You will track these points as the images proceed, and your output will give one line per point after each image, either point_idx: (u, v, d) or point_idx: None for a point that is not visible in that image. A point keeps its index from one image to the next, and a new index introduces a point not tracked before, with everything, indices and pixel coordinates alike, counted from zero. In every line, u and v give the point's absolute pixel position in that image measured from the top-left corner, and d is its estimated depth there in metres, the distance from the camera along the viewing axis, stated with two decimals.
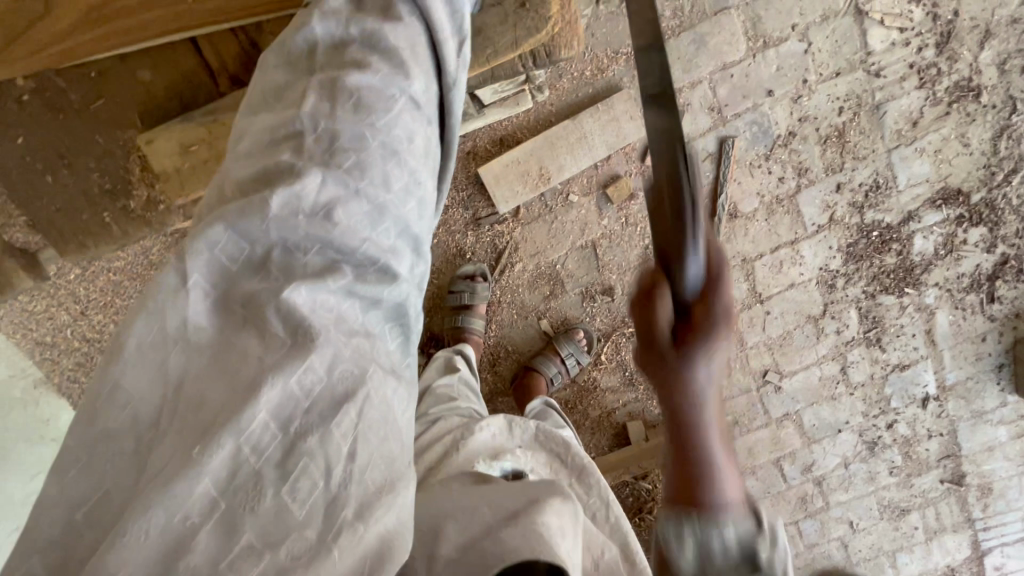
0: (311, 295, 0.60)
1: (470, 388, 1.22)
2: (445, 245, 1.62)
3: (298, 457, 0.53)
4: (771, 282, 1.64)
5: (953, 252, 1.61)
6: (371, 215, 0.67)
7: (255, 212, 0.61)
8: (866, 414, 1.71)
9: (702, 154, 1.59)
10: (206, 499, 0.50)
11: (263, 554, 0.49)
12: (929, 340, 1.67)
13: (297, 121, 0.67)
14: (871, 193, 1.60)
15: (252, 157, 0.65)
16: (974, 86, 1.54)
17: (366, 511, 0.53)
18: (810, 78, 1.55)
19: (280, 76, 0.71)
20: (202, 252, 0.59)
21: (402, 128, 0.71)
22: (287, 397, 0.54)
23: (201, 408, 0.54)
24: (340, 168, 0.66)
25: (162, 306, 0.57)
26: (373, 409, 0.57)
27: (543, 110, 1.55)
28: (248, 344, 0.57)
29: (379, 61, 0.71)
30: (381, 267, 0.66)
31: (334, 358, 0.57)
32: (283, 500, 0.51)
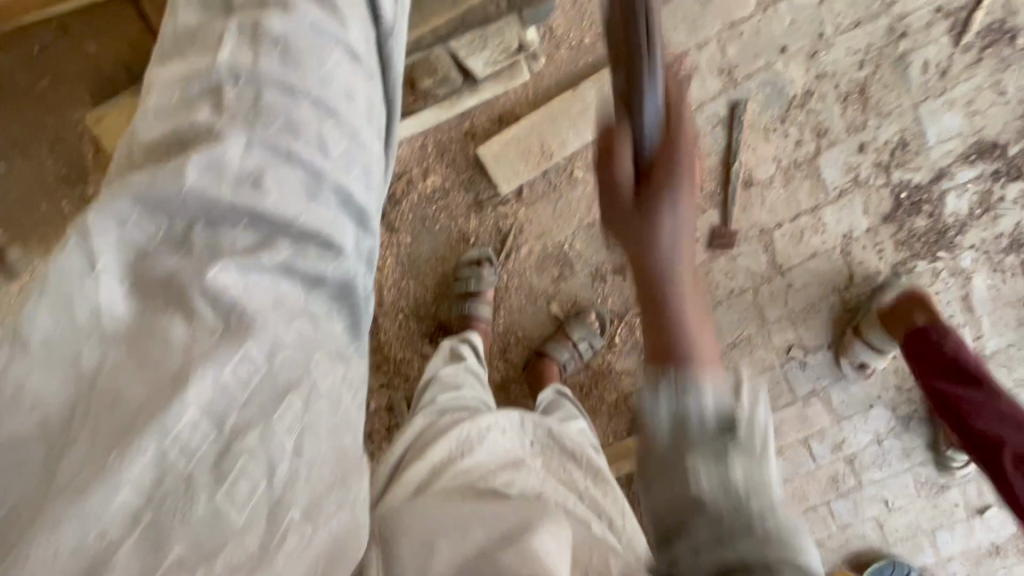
0: (242, 274, 0.54)
1: (478, 378, 1.18)
2: (448, 230, 1.56)
3: (235, 457, 0.47)
4: (792, 252, 1.55)
5: (989, 211, 1.50)
6: (307, 183, 0.60)
7: (170, 182, 0.54)
8: (898, 387, 1.62)
9: (713, 120, 1.50)
10: (127, 512, 0.43)
11: (196, 567, 0.43)
12: (966, 306, 1.56)
13: (212, 74, 0.60)
14: (896, 151, 1.49)
15: (170, 130, 0.58)
16: (1008, 29, 1.43)
17: (315, 509, 0.49)
18: (827, 31, 1.45)
19: (195, 21, 0.63)
20: (112, 229, 0.52)
21: (338, 85, 0.63)
22: (219, 392, 0.48)
23: (119, 406, 0.46)
24: (266, 128, 0.59)
25: (68, 294, 0.48)
26: (321, 397, 0.53)
27: (543, 84, 1.49)
28: (174, 331, 0.49)
29: (307, 5, 0.63)
30: (323, 240, 0.60)
31: (274, 344, 0.52)
32: (219, 506, 0.45)
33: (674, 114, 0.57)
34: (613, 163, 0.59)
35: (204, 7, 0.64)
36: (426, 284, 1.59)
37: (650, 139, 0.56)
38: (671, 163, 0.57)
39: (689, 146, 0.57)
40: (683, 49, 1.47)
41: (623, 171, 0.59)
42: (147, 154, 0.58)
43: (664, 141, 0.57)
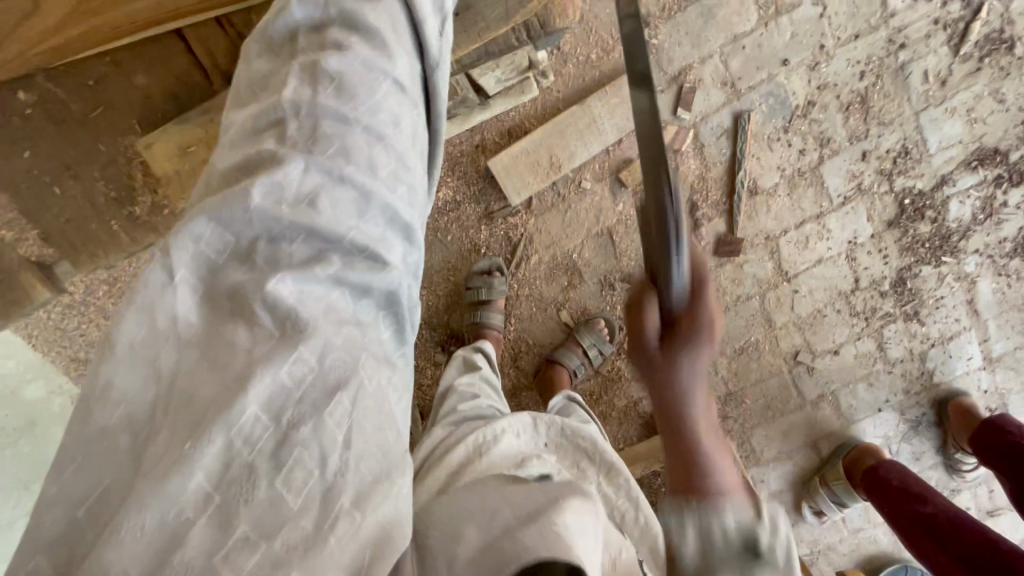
0: (297, 285, 0.59)
1: (493, 386, 1.21)
2: (459, 241, 1.60)
3: (292, 447, 0.51)
4: (798, 259, 1.58)
5: (992, 216, 1.53)
6: (358, 203, 0.65)
7: (236, 203, 0.60)
8: (908, 391, 1.63)
9: (717, 130, 1.53)
10: (201, 493, 0.48)
11: (258, 545, 0.47)
12: (971, 310, 1.59)
13: (278, 108, 0.67)
14: (898, 159, 1.52)
15: (238, 159, 0.64)
16: (1007, 38, 1.46)
17: (363, 500, 0.51)
18: (827, 43, 1.49)
19: (262, 64, 0.71)
20: (188, 250, 0.59)
21: (387, 112, 0.70)
22: (278, 388, 0.53)
23: (192, 404, 0.52)
24: (324, 153, 0.65)
25: (147, 304, 0.56)
26: (367, 396, 0.57)
27: (550, 98, 1.53)
28: (238, 336, 0.56)
29: (358, 41, 0.70)
30: (370, 255, 0.65)
31: (325, 347, 0.57)
32: (278, 491, 0.49)
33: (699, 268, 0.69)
34: (644, 320, 0.69)
35: (269, 50, 0.72)
36: (438, 294, 1.63)
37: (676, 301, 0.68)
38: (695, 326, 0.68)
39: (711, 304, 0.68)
40: (687, 62, 1.51)
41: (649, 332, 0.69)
42: (222, 181, 0.65)
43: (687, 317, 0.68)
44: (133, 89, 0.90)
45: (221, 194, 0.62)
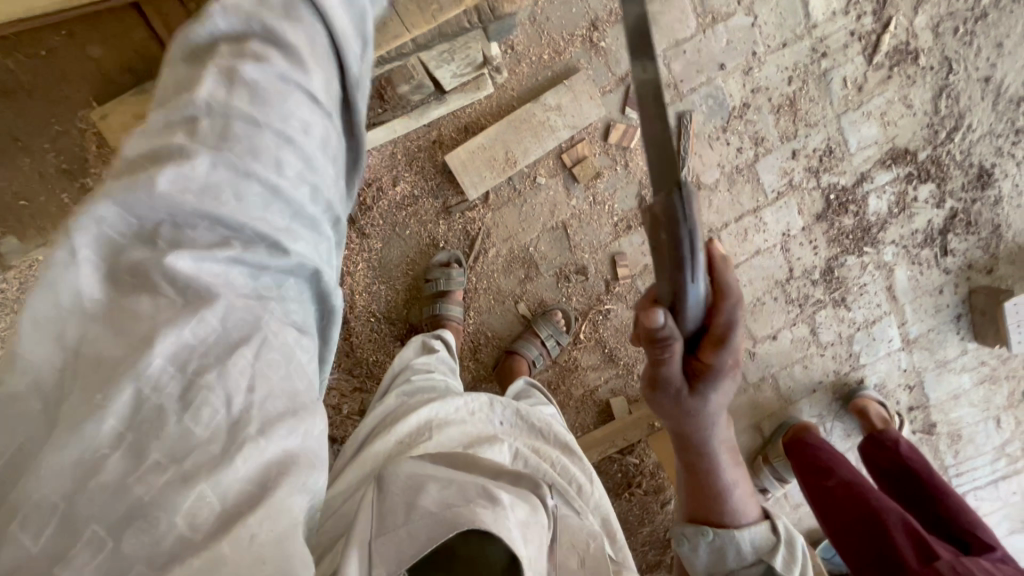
0: (197, 262, 0.60)
1: (449, 367, 1.25)
2: (418, 236, 1.63)
3: (197, 390, 0.54)
4: (738, 250, 1.69)
5: (905, 209, 1.69)
6: (264, 196, 0.65)
7: (142, 190, 0.59)
8: (837, 372, 1.77)
9: (663, 130, 1.63)
10: (113, 434, 0.50)
11: (168, 467, 0.50)
12: (890, 296, 1.75)
13: (192, 107, 0.63)
14: (824, 157, 1.66)
15: (147, 149, 0.61)
16: (912, 50, 1.62)
17: (268, 429, 0.56)
18: (759, 50, 1.61)
19: (183, 70, 0.67)
20: (92, 235, 0.57)
21: (298, 120, 0.68)
22: (180, 347, 0.55)
23: (100, 363, 0.53)
24: (233, 151, 0.63)
25: (55, 283, 0.55)
26: (270, 351, 0.61)
27: (505, 96, 1.58)
28: (141, 306, 0.56)
29: (275, 55, 0.68)
30: (273, 242, 0.66)
31: (227, 310, 0.60)
32: (187, 426, 0.52)
33: (723, 316, 0.75)
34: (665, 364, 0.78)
35: (190, 59, 0.67)
36: (397, 289, 1.64)
37: (696, 329, 0.76)
38: (716, 368, 0.81)
39: (736, 342, 0.78)
40: (633, 65, 1.60)
41: (671, 371, 0.80)
42: (125, 167, 0.61)
43: (710, 353, 0.79)
44: (90, 62, 0.94)
45: (134, 179, 0.60)
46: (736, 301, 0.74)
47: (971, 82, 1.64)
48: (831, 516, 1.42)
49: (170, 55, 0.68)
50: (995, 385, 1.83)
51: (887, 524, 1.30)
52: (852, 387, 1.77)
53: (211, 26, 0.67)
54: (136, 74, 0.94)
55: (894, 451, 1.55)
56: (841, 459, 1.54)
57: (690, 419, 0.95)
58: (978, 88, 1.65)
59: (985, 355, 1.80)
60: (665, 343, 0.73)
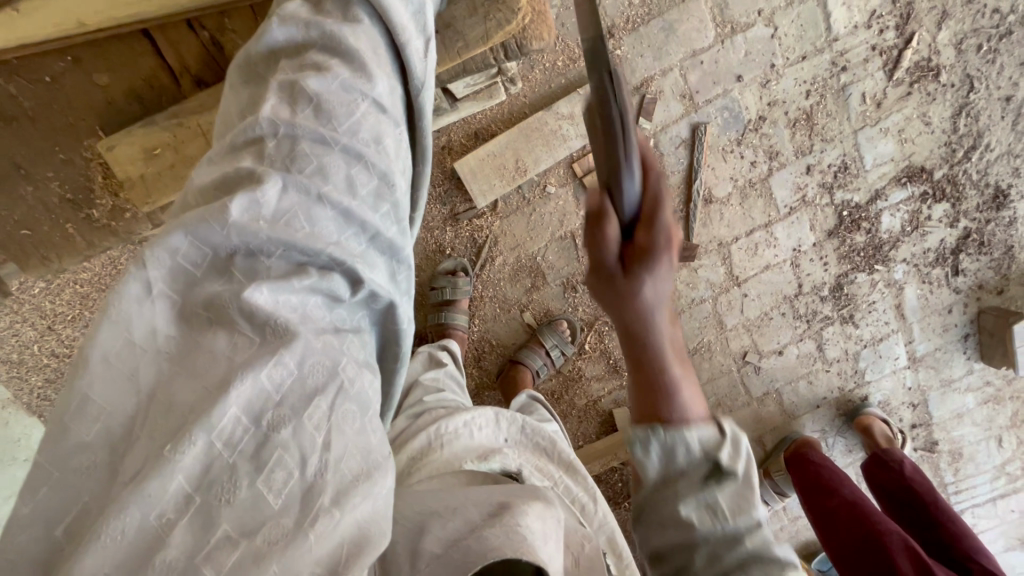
0: (273, 294, 0.55)
1: (457, 382, 1.23)
2: (424, 242, 1.60)
3: (272, 449, 0.48)
4: (747, 265, 1.67)
5: (919, 228, 1.67)
6: (338, 221, 0.62)
7: (215, 220, 0.55)
8: (842, 389, 1.76)
9: (676, 141, 1.60)
10: (181, 494, 0.45)
11: (239, 542, 0.44)
12: (899, 314, 1.73)
13: (255, 126, 0.62)
14: (839, 173, 1.64)
15: (215, 177, 0.60)
16: (934, 66, 1.59)
17: (343, 496, 0.48)
18: (777, 62, 1.57)
19: (243, 92, 0.67)
20: (162, 262, 0.54)
21: (366, 132, 0.66)
22: (257, 394, 0.50)
23: (171, 411, 0.48)
24: (301, 172, 0.61)
25: (125, 319, 0.51)
26: (347, 401, 0.53)
27: (517, 103, 1.55)
28: (217, 344, 0.52)
29: (338, 64, 0.66)
30: (348, 270, 0.61)
31: (305, 353, 0.53)
32: (259, 491, 0.46)
33: (653, 181, 0.63)
34: (602, 235, 0.62)
35: (252, 76, 0.68)
36: None
37: (631, 204, 0.62)
38: (655, 246, 0.61)
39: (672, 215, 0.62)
40: (648, 74, 1.57)
41: (606, 245, 0.62)
42: (198, 199, 0.60)
43: (644, 229, 0.61)
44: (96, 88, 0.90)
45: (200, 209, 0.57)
46: (661, 169, 0.63)
47: (991, 101, 1.61)
48: (832, 536, 1.40)
49: (230, 78, 0.70)
50: (999, 405, 1.82)
51: (888, 548, 1.27)
52: (855, 404, 1.76)
53: (270, 36, 0.67)
54: (145, 103, 0.92)
55: (895, 471, 1.56)
56: (843, 478, 1.53)
57: (634, 315, 0.61)
58: (999, 107, 1.62)
59: (991, 375, 1.79)
60: (596, 217, 0.62)
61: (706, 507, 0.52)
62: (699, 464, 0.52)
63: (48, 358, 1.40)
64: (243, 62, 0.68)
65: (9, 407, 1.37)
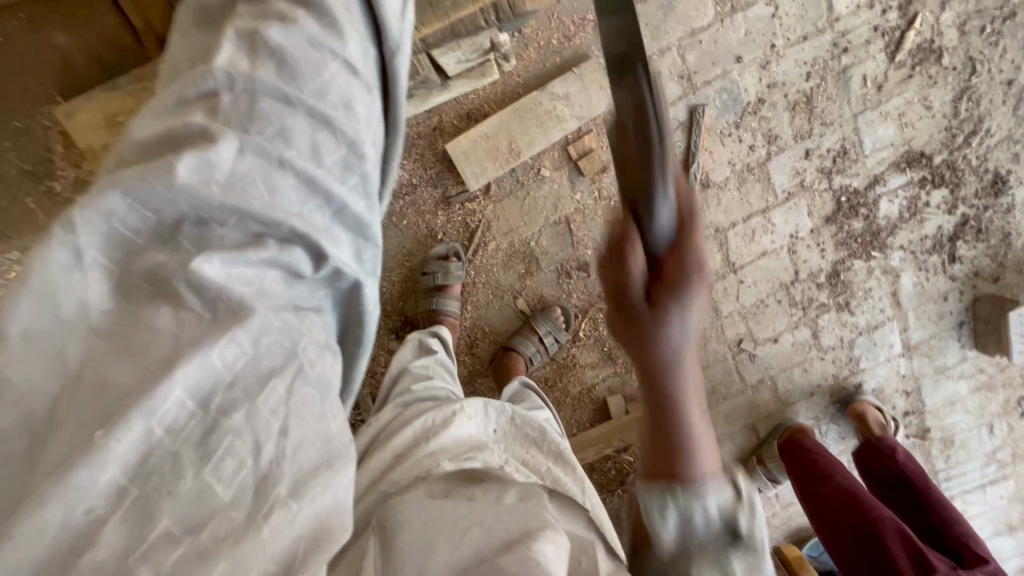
0: (227, 267, 0.53)
1: (447, 370, 1.20)
2: (415, 226, 1.56)
3: (220, 437, 0.45)
4: (744, 251, 1.65)
5: (917, 214, 1.65)
6: (301, 189, 0.60)
7: (157, 180, 0.52)
8: (836, 376, 1.75)
9: (673, 124, 1.57)
10: (113, 487, 0.40)
11: (181, 540, 0.40)
12: (894, 302, 1.72)
13: (208, 79, 0.58)
14: (838, 158, 1.61)
15: (159, 130, 0.55)
16: (936, 48, 1.56)
17: (301, 488, 0.46)
18: (778, 43, 1.54)
19: (194, 37, 0.63)
20: (99, 228, 0.49)
21: (334, 94, 0.63)
22: (206, 373, 0.46)
23: (106, 392, 0.44)
24: (261, 134, 0.58)
25: (50, 287, 0.46)
26: (305, 384, 0.52)
27: (511, 82, 1.50)
28: (161, 320, 0.48)
29: (305, 18, 0.63)
30: (309, 242, 0.60)
31: (262, 329, 0.51)
32: (205, 483, 0.43)
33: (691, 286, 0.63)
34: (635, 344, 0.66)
35: (206, 22, 0.63)
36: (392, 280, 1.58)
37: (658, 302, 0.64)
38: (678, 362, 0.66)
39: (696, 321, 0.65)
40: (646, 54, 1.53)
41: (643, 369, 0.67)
42: (136, 152, 0.54)
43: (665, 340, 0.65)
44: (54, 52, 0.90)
45: (142, 165, 0.53)
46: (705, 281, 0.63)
47: (993, 85, 1.59)
48: (824, 522, 1.41)
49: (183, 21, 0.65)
50: (992, 393, 1.82)
51: (881, 531, 1.29)
52: (849, 391, 1.75)
53: None
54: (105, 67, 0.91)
55: (891, 458, 1.54)
56: (836, 464, 1.52)
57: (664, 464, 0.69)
58: (1000, 91, 1.59)
59: (984, 363, 1.79)
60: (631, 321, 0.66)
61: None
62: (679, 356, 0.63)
63: None
64: (199, 8, 0.64)
65: None
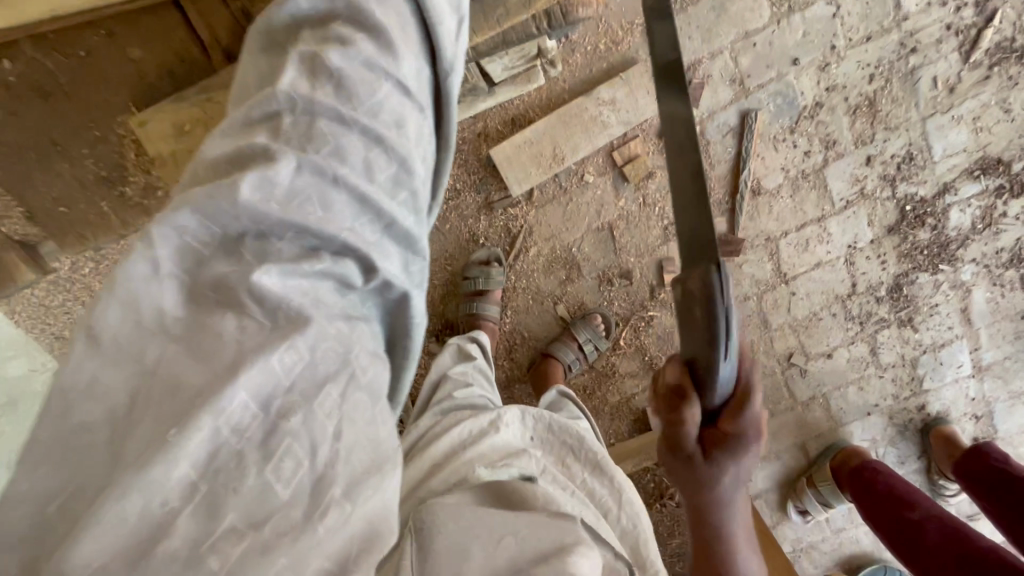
0: (283, 277, 0.53)
1: (486, 376, 1.21)
2: (457, 231, 1.58)
3: (281, 437, 0.46)
4: (796, 261, 1.57)
5: (991, 226, 1.53)
6: (353, 206, 0.61)
7: (222, 198, 0.53)
8: (897, 396, 1.64)
9: (723, 129, 1.51)
10: (185, 483, 0.42)
11: (245, 534, 0.42)
12: (964, 318, 1.60)
13: (272, 100, 0.61)
14: (903, 165, 1.52)
15: (228, 149, 0.58)
16: (1017, 47, 1.46)
17: (355, 488, 0.47)
18: (838, 44, 1.47)
19: (264, 64, 0.66)
20: (169, 236, 0.51)
21: (389, 113, 0.65)
22: (268, 375, 0.47)
23: (178, 390, 0.45)
24: (317, 152, 0.59)
25: (127, 289, 0.48)
26: (358, 390, 0.52)
27: (557, 88, 1.50)
28: (226, 325, 0.49)
29: (363, 39, 0.65)
30: (362, 257, 0.60)
31: (319, 334, 0.52)
32: (267, 480, 0.44)
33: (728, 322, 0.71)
34: (682, 271, 0.67)
35: (270, 47, 0.68)
36: (434, 284, 1.61)
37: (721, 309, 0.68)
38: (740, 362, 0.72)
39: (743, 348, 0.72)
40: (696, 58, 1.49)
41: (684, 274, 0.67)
42: (207, 171, 0.57)
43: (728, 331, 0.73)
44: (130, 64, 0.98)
45: (209, 187, 0.54)
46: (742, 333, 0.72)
47: None
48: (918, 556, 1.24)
49: (252, 52, 0.69)
50: None
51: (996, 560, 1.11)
52: (909, 413, 1.64)
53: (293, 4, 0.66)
54: (176, 79, 1.00)
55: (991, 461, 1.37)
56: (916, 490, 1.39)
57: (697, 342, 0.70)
58: None
59: None
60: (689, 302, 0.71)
61: None
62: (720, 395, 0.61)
63: None
64: (268, 34, 0.68)
65: None
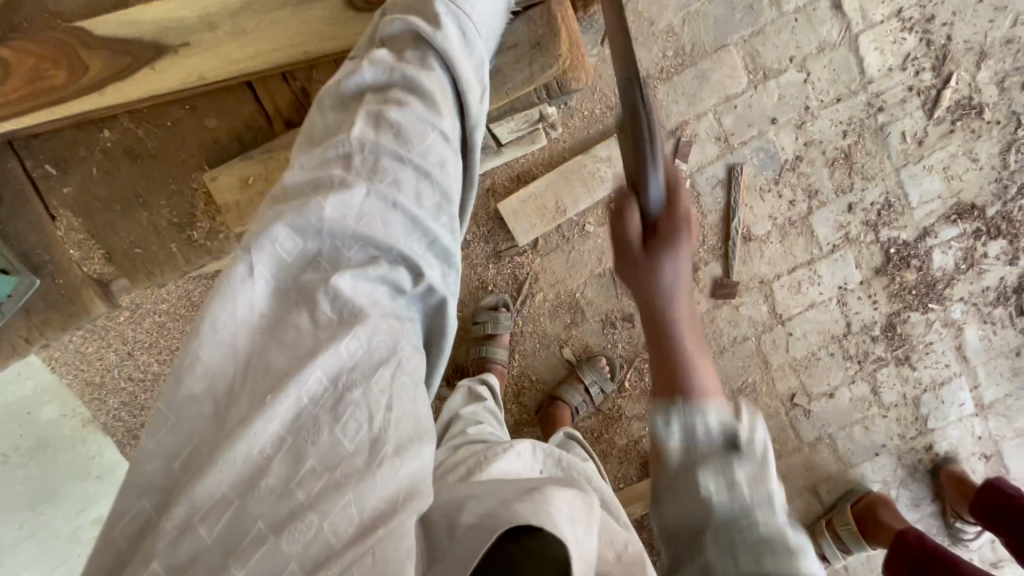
0: (354, 280, 0.67)
1: (496, 416, 1.26)
2: (467, 278, 1.68)
3: (347, 405, 0.60)
4: (791, 303, 1.65)
5: (974, 266, 1.62)
6: (407, 225, 0.72)
7: (310, 213, 0.67)
8: (903, 436, 1.66)
9: (712, 181, 1.64)
10: (276, 436, 0.57)
11: (322, 475, 0.56)
12: (960, 356, 1.65)
13: (345, 144, 0.73)
14: (883, 212, 1.63)
15: (310, 179, 0.71)
16: (976, 104, 1.60)
17: (402, 450, 0.59)
18: (812, 104, 1.62)
19: (331, 117, 0.77)
20: (266, 254, 0.66)
21: (434, 155, 0.75)
22: (337, 360, 0.61)
23: (269, 371, 0.61)
24: (381, 182, 0.71)
25: (230, 295, 0.64)
26: (404, 374, 0.64)
27: (557, 148, 1.65)
28: (302, 322, 0.64)
29: (415, 100, 0.75)
30: (412, 265, 0.71)
31: (373, 330, 0.64)
32: (336, 437, 0.58)
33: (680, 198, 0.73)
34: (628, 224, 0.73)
35: (339, 107, 0.77)
36: None
37: (655, 205, 0.71)
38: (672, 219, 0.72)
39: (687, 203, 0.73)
40: (683, 119, 1.64)
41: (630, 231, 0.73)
42: (289, 194, 0.71)
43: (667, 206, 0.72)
44: None
45: (296, 204, 0.68)
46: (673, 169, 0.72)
47: None
48: None
49: (320, 104, 0.78)
50: None
51: None
52: (917, 452, 1.65)
53: (359, 78, 0.76)
54: None
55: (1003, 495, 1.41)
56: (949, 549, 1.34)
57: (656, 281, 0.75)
58: None
59: None
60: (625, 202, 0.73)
61: (725, 480, 0.59)
62: (718, 445, 0.62)
63: (126, 382, 1.55)
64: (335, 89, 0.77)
65: (87, 426, 1.51)
